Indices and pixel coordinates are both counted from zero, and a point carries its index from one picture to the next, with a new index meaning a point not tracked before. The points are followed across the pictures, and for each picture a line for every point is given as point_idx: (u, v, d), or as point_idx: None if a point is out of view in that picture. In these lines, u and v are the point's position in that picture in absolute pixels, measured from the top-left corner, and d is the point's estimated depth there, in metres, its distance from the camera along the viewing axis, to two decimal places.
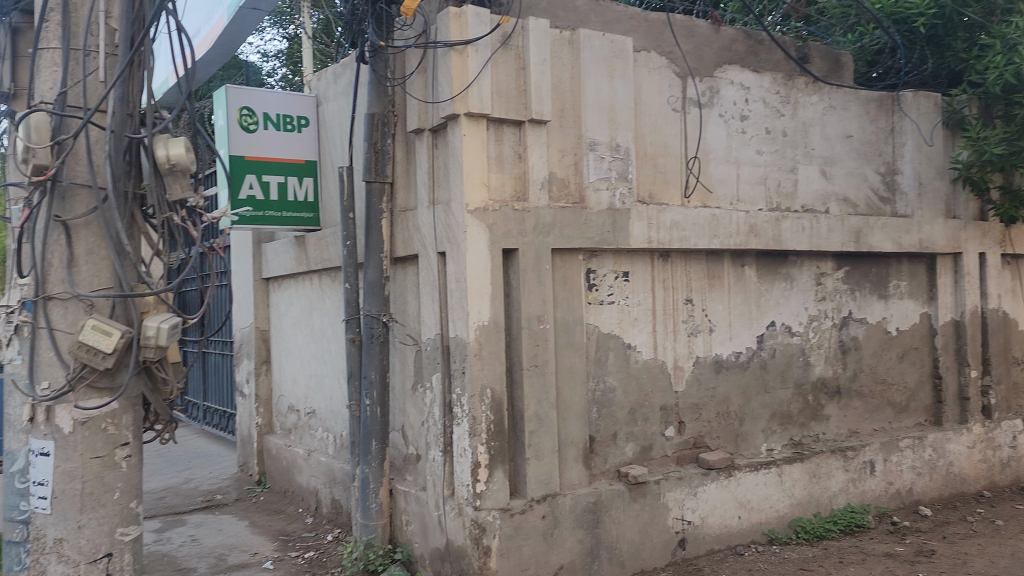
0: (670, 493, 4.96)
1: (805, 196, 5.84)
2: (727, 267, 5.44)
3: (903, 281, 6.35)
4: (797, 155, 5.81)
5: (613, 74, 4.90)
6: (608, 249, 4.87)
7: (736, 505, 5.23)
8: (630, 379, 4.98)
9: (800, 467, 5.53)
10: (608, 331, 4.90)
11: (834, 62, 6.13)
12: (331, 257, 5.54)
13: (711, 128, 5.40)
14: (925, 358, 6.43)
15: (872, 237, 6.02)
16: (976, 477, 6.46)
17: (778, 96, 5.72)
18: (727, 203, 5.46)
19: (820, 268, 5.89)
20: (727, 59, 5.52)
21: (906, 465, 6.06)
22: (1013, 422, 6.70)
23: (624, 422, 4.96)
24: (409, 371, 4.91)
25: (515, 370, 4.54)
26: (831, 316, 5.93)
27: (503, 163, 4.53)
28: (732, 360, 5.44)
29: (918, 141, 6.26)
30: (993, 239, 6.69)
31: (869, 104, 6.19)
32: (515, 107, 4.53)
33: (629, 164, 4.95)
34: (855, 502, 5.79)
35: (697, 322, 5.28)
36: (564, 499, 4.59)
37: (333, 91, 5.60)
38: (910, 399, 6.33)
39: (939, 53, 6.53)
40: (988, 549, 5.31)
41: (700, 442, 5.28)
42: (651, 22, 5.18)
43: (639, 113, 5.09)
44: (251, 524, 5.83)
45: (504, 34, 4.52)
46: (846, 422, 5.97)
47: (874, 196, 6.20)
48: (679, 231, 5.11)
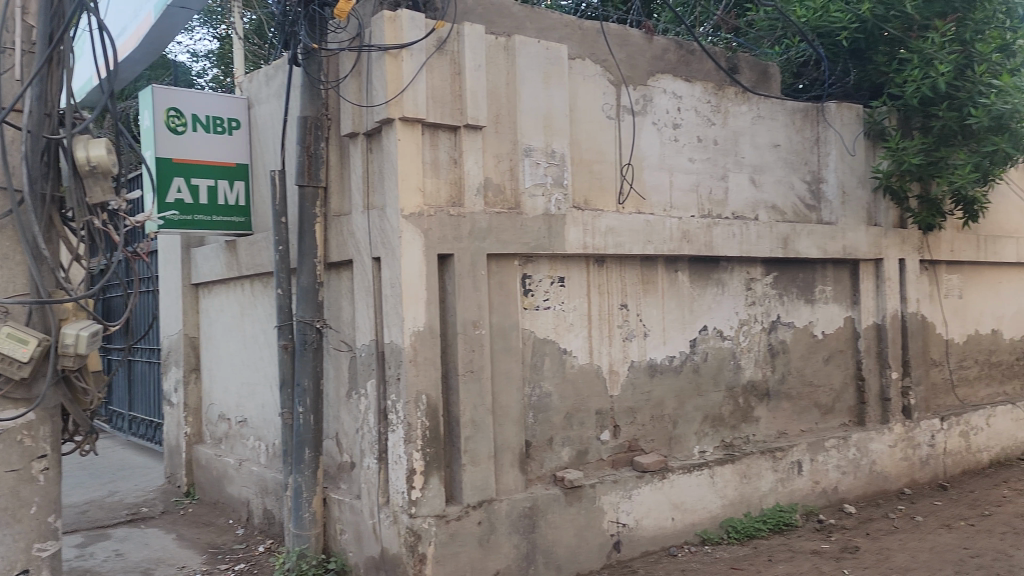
0: (605, 497, 5.01)
1: (735, 204, 5.98)
2: (661, 272, 5.52)
3: (829, 286, 6.54)
4: (727, 163, 5.94)
5: (548, 81, 4.93)
6: (544, 254, 4.89)
7: (670, 507, 5.31)
8: (566, 384, 5.01)
9: (731, 467, 5.65)
10: (544, 336, 4.93)
11: (762, 73, 6.29)
12: (263, 262, 5.44)
13: (644, 135, 5.48)
14: (850, 360, 6.65)
15: (799, 243, 6.20)
16: (897, 475, 6.70)
17: (709, 106, 5.85)
18: (661, 209, 5.55)
19: (750, 273, 6.03)
20: (660, 68, 5.61)
21: (832, 464, 6.25)
22: (931, 421, 6.97)
23: (560, 426, 4.99)
24: (344, 378, 4.84)
25: (451, 376, 4.52)
26: (760, 320, 6.07)
27: (438, 168, 4.51)
28: (666, 364, 5.52)
29: (841, 151, 6.48)
30: (912, 245, 6.96)
31: (795, 114, 6.37)
32: (450, 111, 4.52)
33: (565, 170, 4.99)
34: (784, 501, 5.94)
35: (632, 327, 5.35)
36: (500, 504, 4.59)
37: (266, 93, 5.51)
38: (835, 400, 6.53)
39: (861, 66, 6.77)
40: (909, 544, 5.50)
41: (635, 445, 5.35)
42: (586, 30, 5.23)
43: (575, 120, 5.13)
44: (179, 537, 5.66)
45: (439, 38, 4.50)
46: (775, 423, 6.13)
47: (801, 204, 6.39)
48: (614, 237, 5.17)
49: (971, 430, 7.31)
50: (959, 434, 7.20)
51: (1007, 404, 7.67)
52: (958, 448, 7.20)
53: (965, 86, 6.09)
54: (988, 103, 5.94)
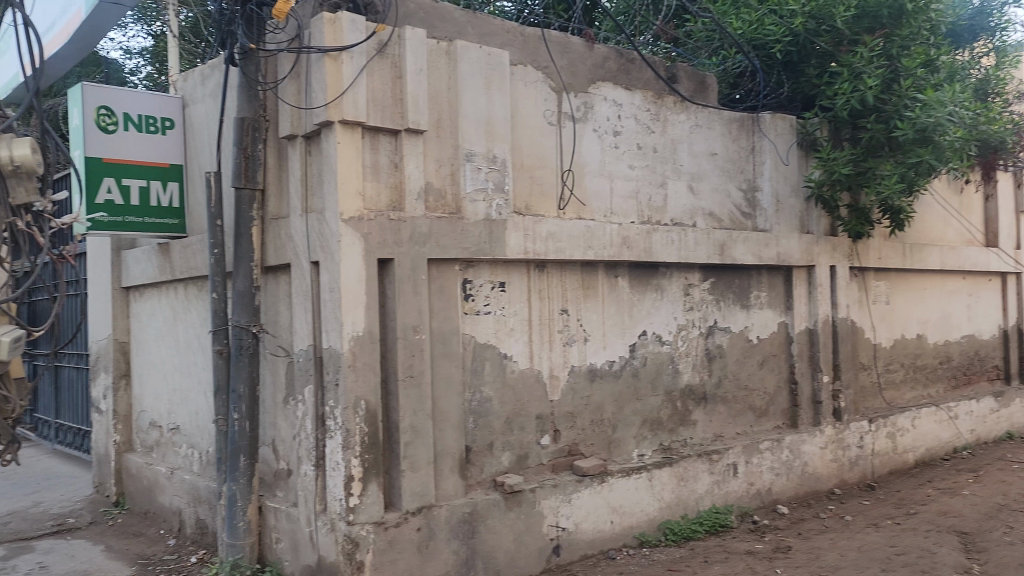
0: (545, 501, 5.03)
1: (674, 210, 6.09)
2: (601, 278, 5.58)
3: (764, 292, 6.69)
4: (666, 171, 6.04)
5: (490, 87, 4.94)
6: (484, 259, 4.90)
7: (609, 511, 5.36)
8: (506, 389, 5.02)
9: (668, 471, 5.73)
10: (484, 341, 4.93)
11: (700, 82, 6.41)
12: (197, 265, 5.32)
13: (585, 142, 5.54)
14: (783, 364, 6.81)
15: (735, 250, 6.33)
16: (827, 476, 6.89)
17: (649, 114, 5.94)
18: (601, 215, 5.61)
19: (688, 279, 6.13)
20: (600, 76, 5.67)
21: (766, 466, 6.39)
22: (860, 423, 7.19)
23: (500, 431, 4.99)
24: (281, 384, 4.76)
25: (391, 381, 4.49)
26: (698, 325, 6.18)
27: (379, 172, 4.48)
28: (606, 369, 5.58)
29: (775, 160, 6.67)
30: (842, 253, 7.17)
31: (731, 124, 6.51)
32: (391, 115, 4.49)
33: (506, 175, 5.01)
34: (720, 503, 6.05)
35: (572, 332, 5.39)
36: (439, 510, 4.57)
37: (201, 93, 5.38)
38: (769, 403, 6.68)
39: (794, 78, 6.95)
40: (839, 543, 5.66)
41: (575, 449, 5.39)
42: (527, 37, 5.26)
43: (516, 126, 5.16)
44: (107, 548, 5.48)
45: (380, 42, 4.47)
46: (711, 426, 6.24)
47: (737, 211, 6.53)
48: (554, 242, 5.21)
49: (897, 432, 7.55)
50: (886, 435, 7.44)
51: (931, 406, 7.97)
52: (886, 449, 7.44)
53: (892, 99, 6.32)
54: (913, 116, 6.17)
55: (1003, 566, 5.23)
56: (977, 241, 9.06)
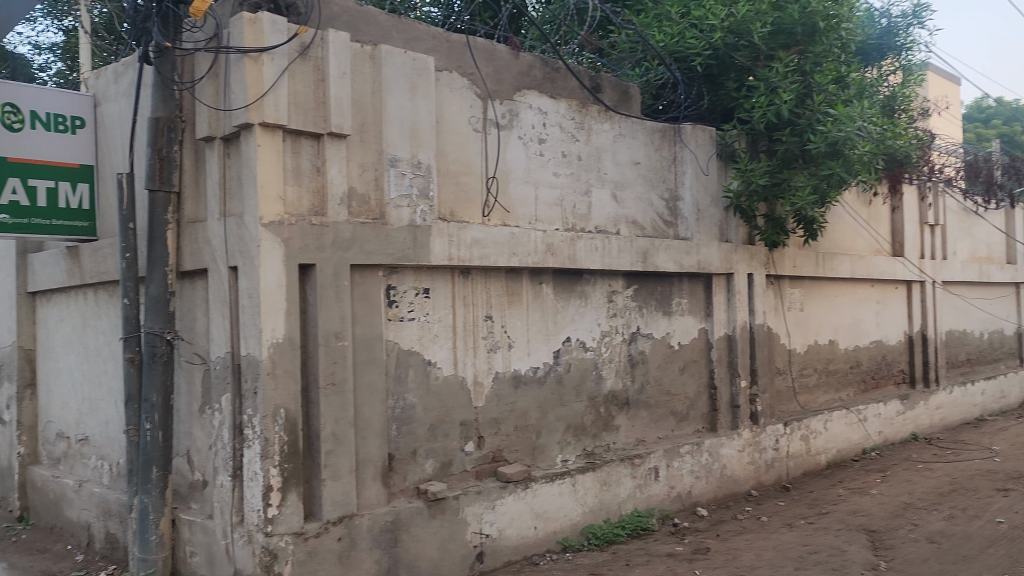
0: (469, 508, 5.02)
1: (597, 218, 6.17)
2: (526, 284, 5.61)
3: (685, 298, 6.83)
4: (590, 179, 6.11)
5: (415, 92, 4.91)
6: (408, 265, 4.87)
7: (532, 516, 5.39)
8: (430, 396, 4.99)
9: (591, 476, 5.80)
10: (408, 348, 4.89)
11: (623, 93, 6.52)
12: (108, 269, 5.13)
13: (510, 149, 5.56)
14: (703, 370, 6.97)
15: (657, 258, 6.45)
16: (745, 478, 7.08)
17: (573, 122, 6.00)
18: (526, 223, 5.65)
19: (611, 286, 6.22)
20: (526, 84, 5.71)
21: (686, 469, 6.53)
22: (776, 427, 7.41)
23: (424, 439, 4.95)
24: (196, 393, 4.62)
25: (312, 389, 4.41)
26: (621, 331, 6.27)
27: (301, 177, 4.40)
28: (530, 375, 5.60)
29: (696, 170, 6.81)
30: (759, 261, 7.39)
31: (653, 134, 6.64)
32: (313, 118, 4.42)
33: (430, 181, 4.98)
34: (642, 507, 6.15)
35: (497, 338, 5.40)
36: (361, 519, 4.51)
37: (114, 91, 5.18)
38: (689, 408, 6.82)
39: (714, 90, 7.13)
40: (755, 543, 5.82)
41: (499, 456, 5.39)
42: (453, 43, 5.26)
43: (442, 131, 5.14)
44: (9, 566, 5.22)
45: (302, 44, 4.40)
46: (633, 431, 6.33)
47: (659, 220, 6.67)
48: (479, 248, 5.22)
49: (811, 434, 7.81)
50: (800, 438, 7.69)
51: (843, 409, 8.27)
52: (800, 451, 7.68)
53: (806, 113, 6.55)
54: (825, 130, 6.42)
55: (907, 562, 5.45)
56: (885, 250, 9.46)
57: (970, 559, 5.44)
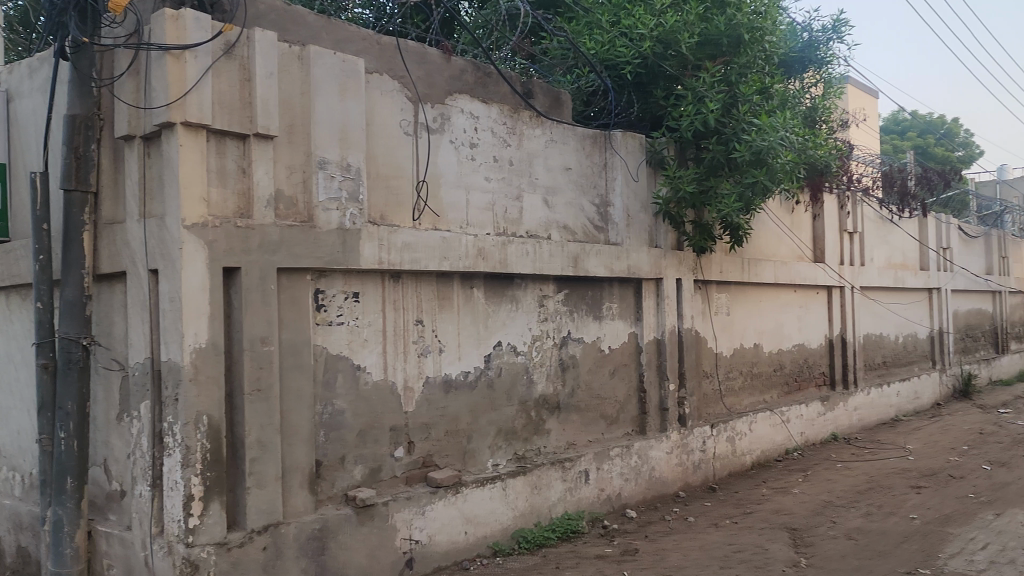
0: (398, 514, 4.98)
1: (528, 223, 6.20)
2: (457, 289, 5.60)
3: (615, 303, 6.91)
4: (522, 184, 6.14)
5: (344, 94, 4.86)
6: (337, 269, 4.81)
7: (463, 521, 5.37)
8: (359, 401, 4.93)
9: (522, 480, 5.82)
10: (337, 353, 4.83)
11: (555, 99, 6.57)
12: (21, 272, 4.93)
13: (441, 153, 5.54)
14: (632, 373, 7.06)
15: (588, 263, 6.51)
16: (673, 480, 7.21)
17: (505, 127, 6.02)
18: (457, 227, 5.64)
19: (542, 290, 6.25)
20: (457, 88, 5.70)
21: (616, 472, 6.61)
22: (703, 429, 7.57)
23: (353, 445, 4.89)
24: (114, 401, 4.46)
25: (236, 395, 4.31)
26: (552, 336, 6.31)
27: (225, 178, 4.30)
28: (461, 380, 5.59)
29: (626, 176, 6.92)
30: (687, 266, 7.54)
31: (585, 140, 6.71)
32: (238, 119, 4.33)
33: (360, 184, 4.94)
34: (572, 510, 6.20)
35: (427, 342, 5.37)
36: (288, 528, 4.43)
37: (28, 86, 4.97)
38: (619, 411, 6.91)
39: (643, 99, 7.26)
40: (682, 544, 5.92)
41: (429, 461, 5.36)
42: (383, 45, 5.21)
43: (372, 134, 5.10)
44: None
45: (227, 42, 4.30)
46: (564, 435, 6.38)
47: (590, 225, 6.74)
48: (409, 253, 5.19)
49: (736, 435, 8.00)
50: (726, 440, 7.86)
51: (767, 411, 8.50)
52: (726, 453, 7.86)
53: (731, 122, 6.73)
54: (749, 139, 6.59)
55: (827, 558, 5.62)
56: (807, 256, 9.77)
57: (885, 554, 5.65)
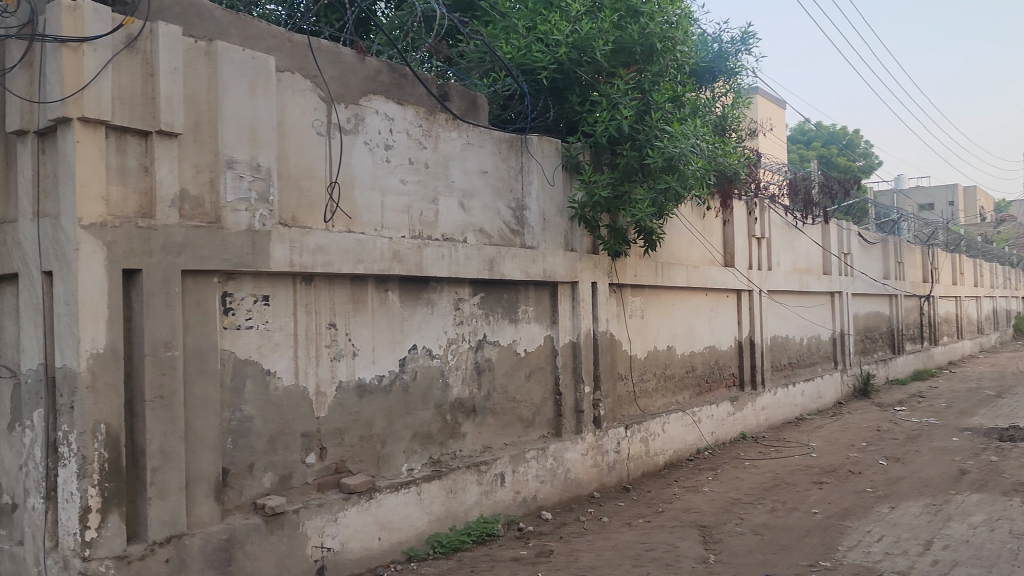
0: (310, 521, 4.88)
1: (444, 225, 6.17)
2: (371, 292, 5.53)
3: (531, 306, 6.95)
4: (438, 187, 6.12)
5: (254, 92, 4.74)
6: (246, 271, 4.68)
7: (377, 527, 5.31)
8: (269, 407, 4.82)
9: (437, 484, 5.78)
10: (246, 358, 4.70)
11: (471, 102, 6.55)
12: None
13: (354, 155, 5.47)
14: (548, 376, 7.11)
15: (504, 266, 6.53)
16: (588, 481, 7.30)
17: (421, 129, 5.98)
18: (372, 229, 5.58)
19: (458, 293, 6.24)
20: (372, 88, 5.64)
21: (531, 474, 6.64)
22: (617, 430, 7.69)
23: (263, 452, 4.77)
24: (4, 410, 4.24)
25: (137, 402, 4.15)
26: (467, 339, 6.30)
27: (126, 176, 4.14)
28: (375, 384, 5.52)
29: (542, 181, 6.97)
30: (602, 270, 7.65)
31: (501, 144, 6.72)
32: (140, 115, 4.17)
33: (271, 185, 4.82)
34: (488, 513, 6.20)
35: (341, 346, 5.29)
36: (192, 539, 4.28)
37: None
38: (535, 414, 6.94)
39: (559, 104, 7.33)
40: (596, 544, 6.00)
41: (342, 467, 5.28)
42: (295, 43, 5.12)
43: (282, 134, 4.99)
44: None
45: (128, 35, 4.14)
46: (480, 438, 6.37)
47: (505, 228, 6.76)
48: (322, 255, 5.10)
49: (650, 436, 8.16)
50: (640, 440, 8.00)
51: (679, 412, 8.70)
52: (639, 453, 8.00)
53: (644, 129, 6.87)
54: (662, 146, 6.75)
55: (734, 554, 5.79)
56: (718, 260, 10.04)
57: (789, 548, 5.85)
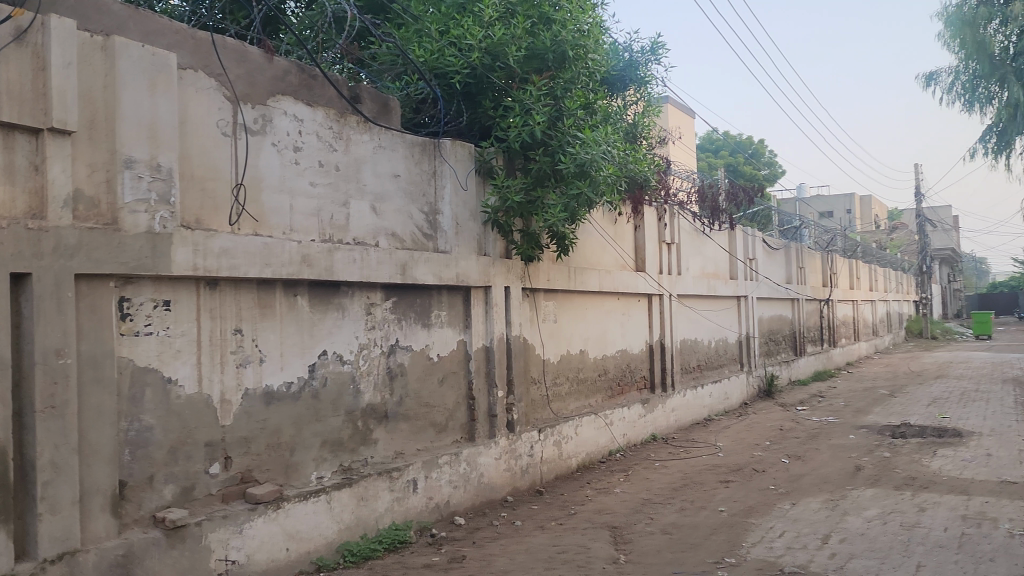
0: (213, 534, 4.72)
1: (356, 229, 6.08)
2: (279, 297, 5.41)
3: (444, 311, 6.92)
4: (349, 190, 6.03)
5: (154, 89, 4.57)
6: (145, 275, 4.51)
7: (284, 537, 5.17)
8: (170, 416, 4.64)
9: (348, 491, 5.69)
10: (145, 365, 4.52)
11: (383, 105, 6.49)
12: None
13: (261, 156, 5.34)
14: (462, 380, 7.09)
15: (416, 270, 6.49)
16: (502, 485, 7.31)
17: (331, 131, 5.88)
18: (280, 232, 5.45)
19: (370, 298, 6.16)
20: (280, 89, 5.53)
21: (445, 480, 6.61)
22: (530, 433, 7.74)
23: (163, 463, 4.59)
24: None
25: (26, 413, 3.93)
26: (380, 344, 6.23)
27: (14, 175, 3.92)
28: (283, 391, 5.39)
29: (455, 185, 6.97)
30: (515, 275, 7.69)
31: (414, 147, 6.68)
32: (30, 111, 3.96)
33: (172, 186, 4.66)
34: (400, 520, 6.13)
35: (247, 352, 5.14)
36: (86, 556, 4.08)
37: None
38: (448, 419, 6.91)
39: (472, 108, 7.34)
40: (509, 548, 6.00)
41: (248, 476, 5.13)
42: (198, 40, 4.99)
43: (184, 133, 4.83)
44: None
45: (17, 28, 3.94)
46: (392, 444, 6.30)
47: (419, 233, 6.71)
48: (228, 258, 4.95)
49: (563, 439, 8.24)
50: (553, 443, 8.07)
51: (591, 415, 8.81)
52: (553, 456, 8.07)
53: (556, 135, 6.94)
54: (574, 152, 6.82)
55: (643, 554, 5.89)
56: (629, 265, 10.24)
57: (696, 546, 5.99)
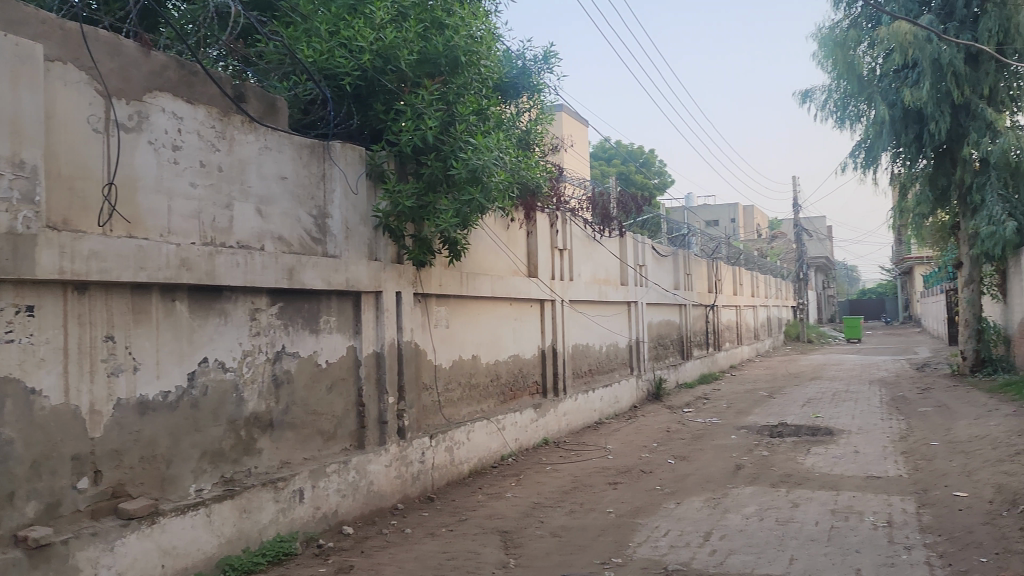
0: (80, 552, 4.46)
1: (239, 233, 5.89)
2: (155, 302, 5.17)
3: (333, 316, 6.80)
4: (232, 192, 5.83)
5: (17, 82, 4.30)
6: (6, 279, 4.22)
7: (159, 554, 4.94)
8: (32, 429, 4.36)
9: (229, 504, 5.50)
10: (5, 375, 4.23)
11: (269, 105, 6.31)
12: None
13: (136, 155, 5.09)
14: (351, 387, 6.97)
15: (304, 275, 6.34)
16: (392, 493, 7.22)
17: (213, 130, 5.67)
18: (157, 235, 5.22)
19: (254, 303, 5.97)
20: (158, 85, 5.29)
21: (332, 489, 6.48)
22: (422, 440, 7.69)
23: (24, 478, 4.31)
24: None
25: None
26: (264, 351, 6.05)
27: None
28: (159, 401, 5.16)
29: (344, 189, 6.86)
30: (406, 280, 7.64)
31: (302, 149, 6.53)
32: None
33: (37, 184, 4.39)
34: (285, 531, 5.97)
35: (120, 360, 4.90)
36: None
37: None
38: (337, 426, 6.78)
39: (363, 111, 7.31)
40: (397, 556, 5.94)
41: (120, 491, 4.88)
42: (68, 31, 4.73)
43: (51, 129, 4.57)
44: None
45: None
46: (278, 453, 6.13)
47: (307, 237, 6.56)
48: (99, 261, 4.70)
49: (454, 445, 8.23)
50: (444, 449, 8.05)
51: (483, 420, 8.84)
52: (445, 462, 8.04)
53: (448, 140, 6.90)
54: (465, 157, 6.77)
55: (532, 557, 5.94)
56: (522, 270, 10.35)
57: (584, 548, 6.09)
